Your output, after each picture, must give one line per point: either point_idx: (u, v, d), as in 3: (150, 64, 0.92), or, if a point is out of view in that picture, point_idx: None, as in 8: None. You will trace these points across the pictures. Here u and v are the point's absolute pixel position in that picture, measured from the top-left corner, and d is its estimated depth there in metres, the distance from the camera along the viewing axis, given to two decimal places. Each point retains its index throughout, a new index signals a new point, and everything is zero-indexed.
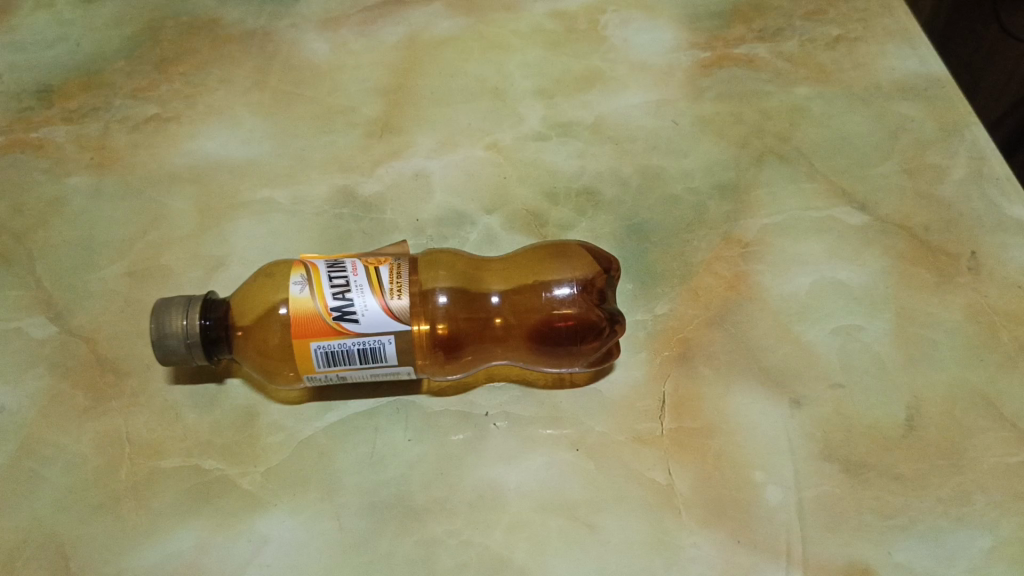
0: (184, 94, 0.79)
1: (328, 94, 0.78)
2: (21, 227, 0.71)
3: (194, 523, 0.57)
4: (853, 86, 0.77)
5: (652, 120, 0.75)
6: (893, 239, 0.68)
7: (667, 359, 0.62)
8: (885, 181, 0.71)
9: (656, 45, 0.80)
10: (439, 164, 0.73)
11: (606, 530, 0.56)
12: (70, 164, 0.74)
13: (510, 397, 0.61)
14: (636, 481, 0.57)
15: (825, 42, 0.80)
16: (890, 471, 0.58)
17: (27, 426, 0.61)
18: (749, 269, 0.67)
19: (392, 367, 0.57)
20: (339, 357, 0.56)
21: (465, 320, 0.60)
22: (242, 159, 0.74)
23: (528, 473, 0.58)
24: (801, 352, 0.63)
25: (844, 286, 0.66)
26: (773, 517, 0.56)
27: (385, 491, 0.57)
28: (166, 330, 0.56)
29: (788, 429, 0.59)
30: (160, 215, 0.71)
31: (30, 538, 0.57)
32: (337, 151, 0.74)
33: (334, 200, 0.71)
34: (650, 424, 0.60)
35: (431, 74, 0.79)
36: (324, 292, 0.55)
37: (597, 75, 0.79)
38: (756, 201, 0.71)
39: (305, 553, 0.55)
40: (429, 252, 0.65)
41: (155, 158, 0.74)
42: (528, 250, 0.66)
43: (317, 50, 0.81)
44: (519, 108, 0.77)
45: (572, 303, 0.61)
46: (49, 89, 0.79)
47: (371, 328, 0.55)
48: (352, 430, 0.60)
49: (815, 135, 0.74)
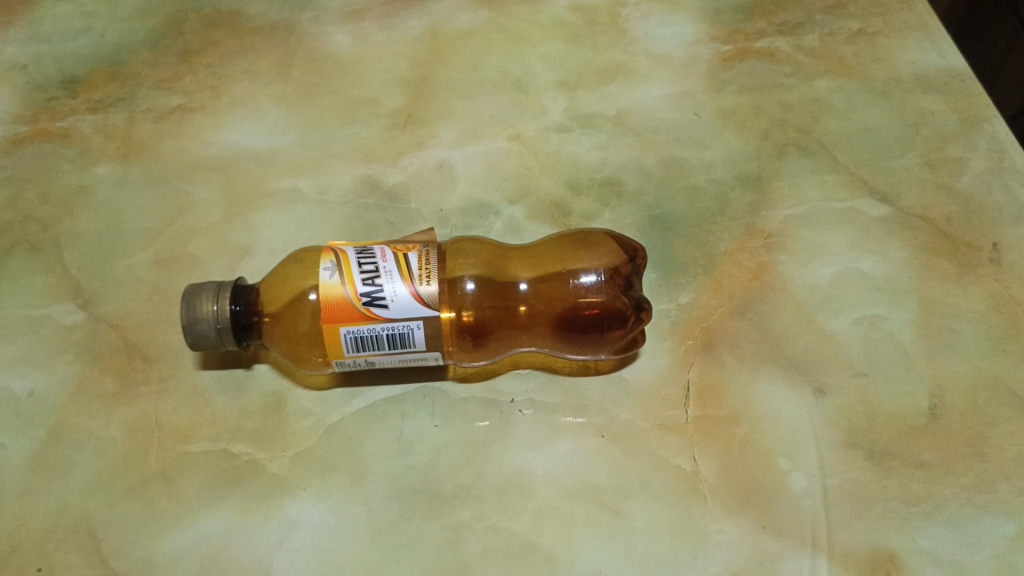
0: (208, 85, 0.79)
1: (351, 86, 0.79)
2: (48, 215, 0.71)
3: (224, 506, 0.57)
4: (873, 80, 0.78)
5: (673, 113, 0.76)
6: (915, 230, 0.68)
7: (691, 348, 0.63)
8: (906, 173, 0.72)
9: (677, 38, 0.81)
10: (462, 155, 0.74)
11: (632, 515, 0.56)
12: (96, 153, 0.75)
13: (535, 384, 0.62)
14: (661, 467, 0.58)
15: (845, 36, 0.81)
16: (914, 459, 0.58)
17: (57, 410, 0.61)
18: (772, 259, 0.67)
19: (420, 353, 0.57)
20: (368, 342, 0.56)
21: (492, 307, 0.60)
22: (267, 150, 0.74)
23: (554, 459, 0.58)
24: (824, 342, 0.63)
25: (866, 277, 0.66)
26: (799, 504, 0.56)
27: (413, 476, 0.58)
28: (196, 315, 0.56)
29: (812, 417, 0.60)
30: (186, 204, 0.71)
31: (62, 521, 0.57)
32: (361, 141, 0.75)
33: (359, 190, 0.72)
34: (675, 411, 0.60)
35: (453, 66, 0.80)
36: (354, 278, 0.55)
37: (619, 67, 0.79)
38: (778, 192, 0.71)
39: (334, 537, 0.56)
40: (457, 239, 0.65)
41: (181, 147, 0.75)
42: (554, 238, 0.66)
43: (339, 42, 0.82)
44: (541, 101, 0.78)
45: (598, 291, 0.61)
46: (74, 80, 0.80)
47: (400, 313, 0.55)
48: (380, 416, 0.60)
49: (836, 128, 0.75)
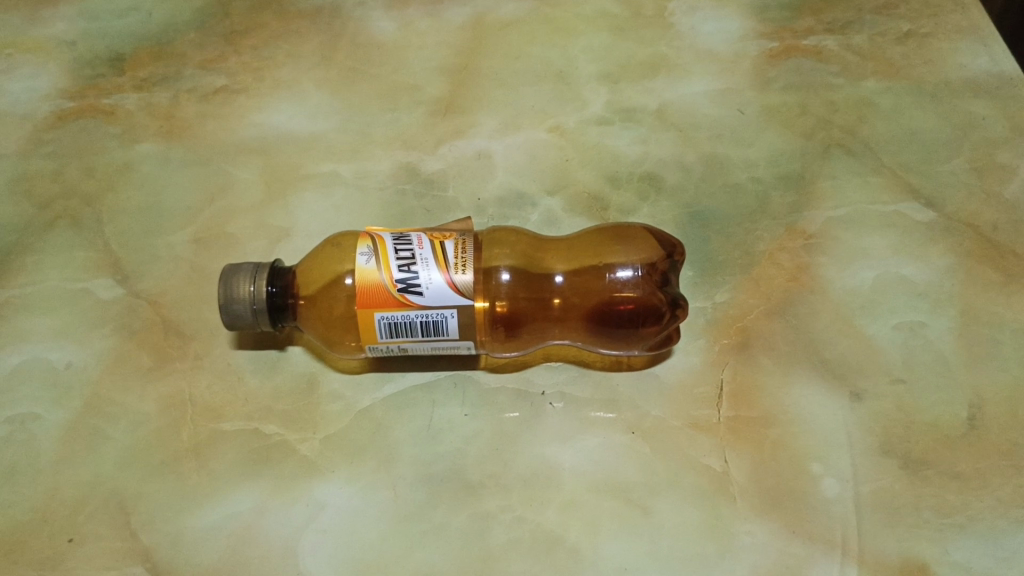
0: (252, 67, 0.79)
1: (393, 72, 0.79)
2: (91, 190, 0.72)
3: (254, 485, 0.58)
4: (922, 82, 0.76)
5: (717, 109, 0.75)
6: (960, 237, 0.67)
7: (726, 347, 0.62)
8: (953, 178, 0.70)
9: (723, 34, 0.80)
10: (502, 145, 0.73)
11: (659, 513, 0.56)
12: (140, 131, 0.76)
13: (567, 377, 0.62)
14: (691, 466, 0.57)
15: (895, 37, 0.79)
16: (950, 469, 0.57)
17: (93, 383, 0.62)
18: (812, 261, 0.66)
19: (452, 341, 0.57)
20: (402, 328, 0.56)
21: (526, 299, 0.60)
22: (308, 133, 0.75)
23: (583, 453, 0.58)
24: (862, 347, 0.62)
25: (907, 282, 0.65)
26: (829, 509, 0.56)
27: (441, 464, 0.58)
28: (234, 296, 0.57)
29: (846, 422, 0.59)
30: (226, 184, 0.72)
31: (94, 493, 0.58)
32: (401, 128, 0.75)
33: (398, 176, 0.72)
34: (707, 411, 0.59)
35: (496, 55, 0.79)
36: (390, 265, 0.55)
37: (663, 61, 0.78)
38: (820, 192, 0.70)
39: (360, 520, 0.56)
40: (493, 229, 0.65)
41: (223, 128, 0.75)
42: (592, 232, 0.66)
43: (383, 28, 0.82)
44: (583, 93, 0.77)
45: (634, 286, 0.60)
46: (121, 58, 0.81)
47: (434, 301, 0.55)
48: (410, 402, 0.61)
49: (882, 130, 0.74)
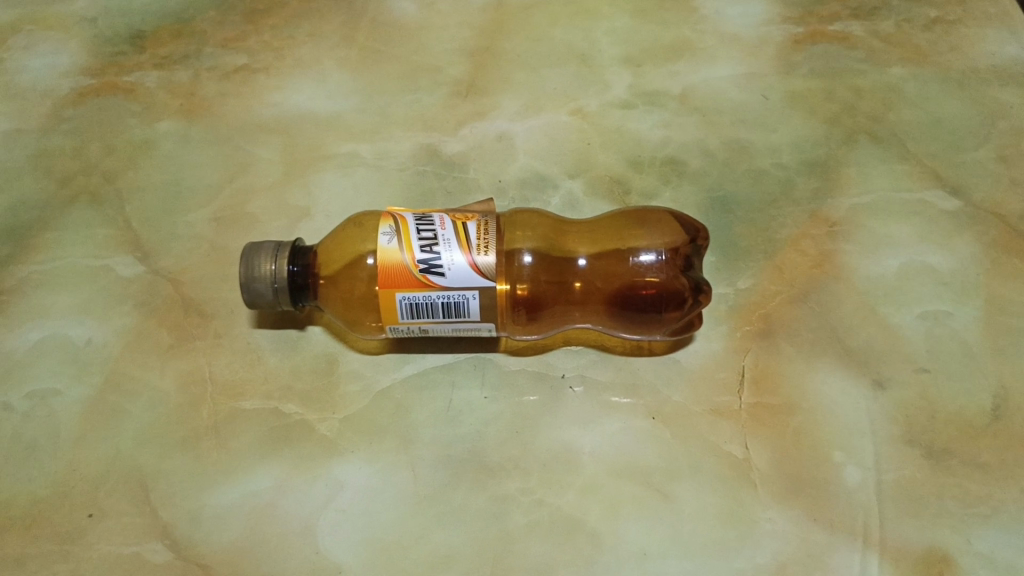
0: (273, 46, 0.79)
1: (414, 53, 0.78)
2: (112, 167, 0.72)
3: (273, 464, 0.58)
4: (949, 69, 0.75)
5: (741, 93, 0.74)
6: (986, 225, 0.66)
7: (749, 333, 0.62)
8: (979, 166, 0.70)
9: (748, 18, 0.79)
10: (523, 128, 0.73)
11: (680, 499, 0.55)
12: (160, 109, 0.75)
13: (587, 361, 0.61)
14: (712, 452, 0.57)
15: (922, 23, 0.78)
16: (973, 460, 0.56)
17: (114, 360, 0.62)
18: (836, 247, 0.66)
19: (474, 323, 0.57)
20: (423, 309, 0.56)
21: (547, 282, 0.60)
22: (329, 113, 0.74)
23: (603, 437, 0.58)
24: (886, 335, 0.61)
25: (932, 270, 0.64)
26: (851, 497, 0.55)
27: (461, 446, 0.58)
28: (255, 274, 0.57)
29: (869, 410, 0.58)
30: (246, 163, 0.72)
31: (114, 469, 0.58)
32: (422, 109, 0.74)
33: (419, 157, 0.71)
34: (729, 397, 0.59)
35: (518, 37, 0.79)
36: (413, 245, 0.55)
37: (686, 45, 0.78)
38: (845, 179, 0.69)
39: (379, 501, 0.56)
40: (516, 210, 0.64)
41: (244, 107, 0.75)
42: (615, 215, 0.65)
43: (404, 9, 0.81)
44: (606, 75, 0.76)
45: (657, 270, 0.60)
46: (141, 36, 0.80)
47: (456, 282, 0.55)
48: (430, 384, 0.60)
49: (908, 117, 0.73)
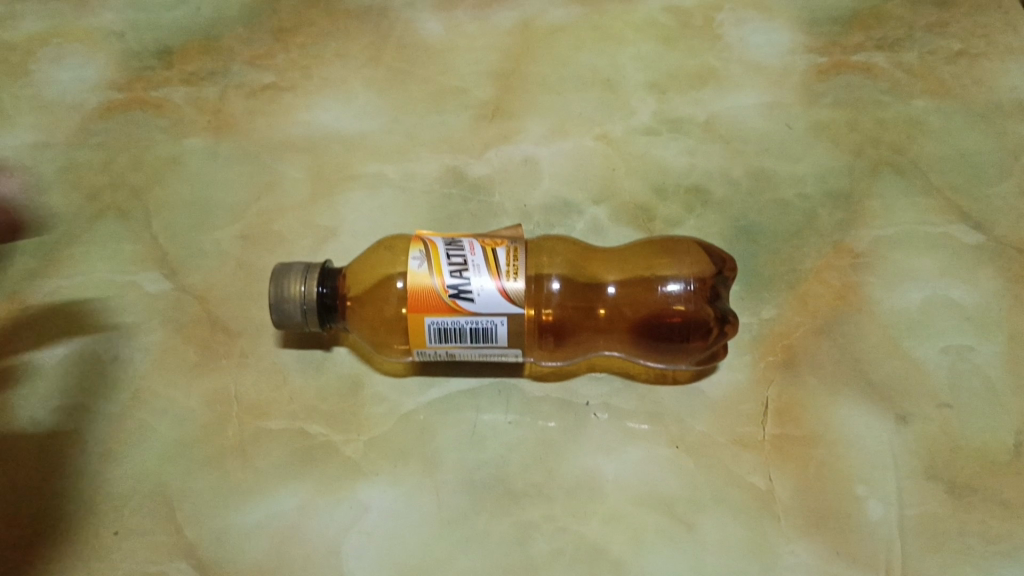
0: (300, 65, 0.80)
1: (440, 74, 0.79)
2: (139, 182, 0.73)
3: (298, 485, 0.58)
4: (972, 103, 0.76)
5: (764, 122, 0.75)
6: (1008, 260, 0.67)
7: (772, 364, 0.62)
8: (1001, 201, 0.70)
9: (772, 47, 0.79)
10: (548, 152, 0.73)
11: (702, 529, 0.56)
12: (188, 125, 0.76)
13: (611, 388, 0.61)
14: (735, 483, 0.57)
15: (946, 55, 0.79)
16: (996, 496, 0.57)
17: (140, 376, 0.63)
18: (859, 279, 0.66)
19: (501, 349, 0.57)
20: (451, 334, 0.56)
21: (573, 309, 0.60)
22: (355, 132, 0.75)
23: (627, 465, 0.58)
24: (909, 369, 0.62)
25: (955, 305, 0.65)
26: (873, 532, 0.55)
27: (485, 471, 0.58)
28: (284, 295, 0.57)
29: (892, 445, 0.59)
30: (273, 182, 0.72)
31: (139, 486, 0.58)
32: (448, 131, 0.75)
33: (444, 180, 0.72)
34: (752, 427, 0.59)
35: (544, 61, 0.79)
36: (443, 270, 0.55)
37: (711, 73, 0.78)
38: (868, 211, 0.70)
39: (403, 524, 0.56)
40: (546, 236, 0.65)
41: (271, 124, 0.76)
42: (643, 245, 0.66)
43: (430, 30, 0.82)
44: (631, 101, 0.77)
45: (683, 300, 0.60)
46: (169, 51, 0.81)
47: (485, 307, 0.55)
48: (454, 407, 0.61)
49: (931, 150, 0.73)
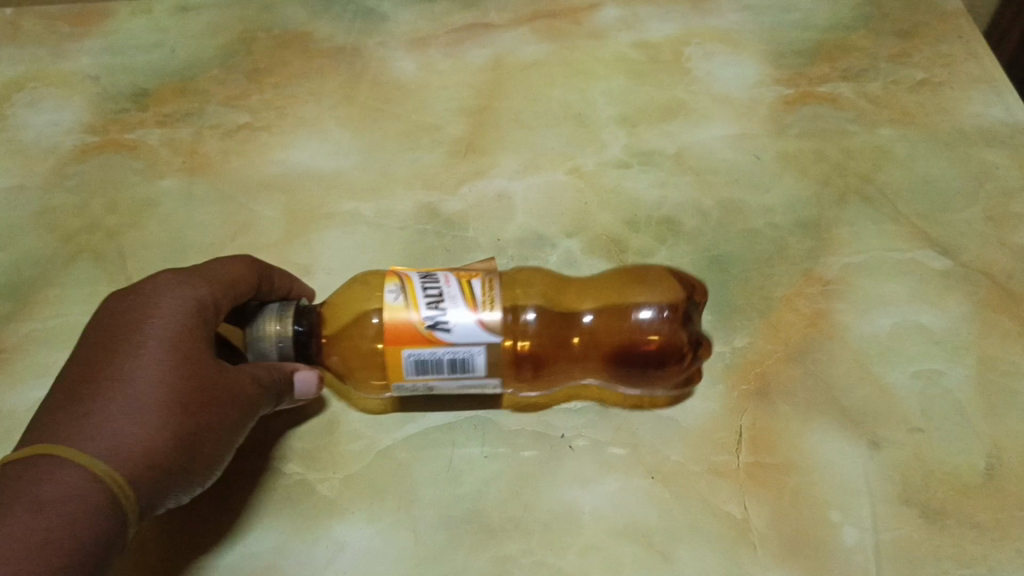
0: (275, 105, 0.80)
1: (414, 112, 0.80)
2: (114, 224, 0.73)
3: (274, 525, 0.58)
4: (937, 130, 0.77)
5: (734, 153, 0.76)
6: (975, 285, 0.68)
7: (745, 393, 0.62)
8: (967, 226, 0.71)
9: (740, 80, 0.81)
10: (521, 186, 0.74)
11: (680, 560, 0.56)
12: (163, 167, 0.76)
13: (586, 420, 0.62)
14: (711, 513, 0.57)
15: (909, 85, 0.80)
16: (970, 519, 0.57)
17: None
18: (830, 307, 0.67)
19: (479, 379, 0.57)
20: (429, 366, 0.56)
21: (548, 339, 0.61)
22: (330, 171, 0.76)
23: (603, 497, 0.58)
24: (881, 394, 0.62)
25: (924, 330, 0.66)
26: (850, 559, 0.56)
27: (462, 506, 0.58)
28: (259, 334, 0.55)
29: (865, 470, 0.59)
30: (248, 222, 0.73)
31: None
32: (423, 167, 0.76)
33: (419, 216, 0.73)
34: (727, 456, 0.60)
35: (516, 97, 0.81)
36: (419, 303, 0.55)
37: (680, 106, 0.80)
38: (837, 239, 0.71)
39: (380, 561, 0.56)
40: (513, 273, 0.67)
41: (246, 164, 0.76)
42: (609, 276, 0.68)
43: (404, 68, 0.83)
44: (602, 135, 0.78)
45: (656, 325, 0.61)
46: (144, 93, 0.81)
47: (462, 338, 0.55)
48: (430, 443, 0.61)
49: (898, 177, 0.74)
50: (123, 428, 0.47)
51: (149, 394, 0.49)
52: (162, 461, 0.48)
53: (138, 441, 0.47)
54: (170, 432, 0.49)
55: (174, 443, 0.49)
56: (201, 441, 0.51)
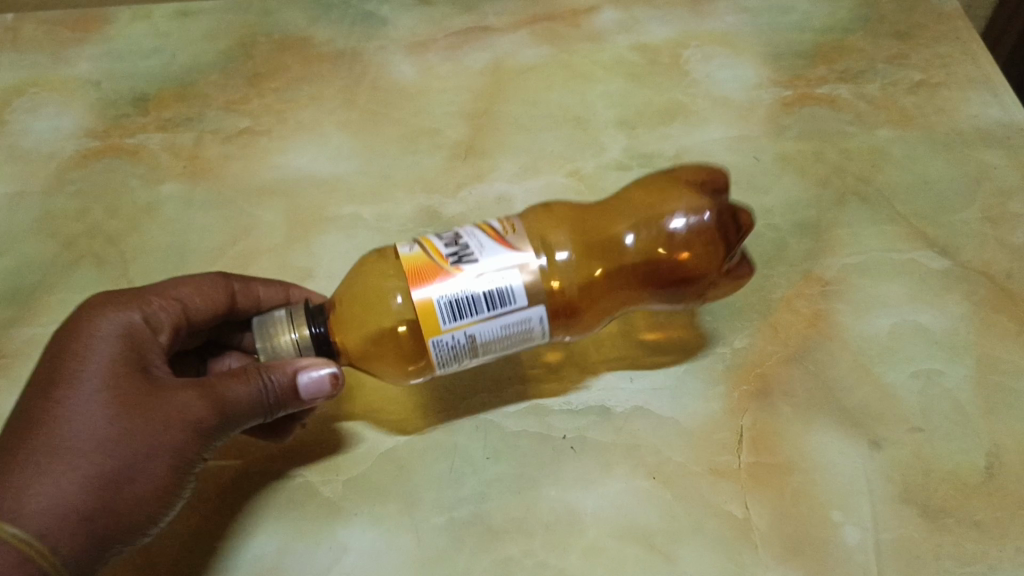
0: (275, 109, 0.81)
1: (414, 116, 0.80)
2: (115, 229, 0.73)
3: (278, 528, 0.58)
4: (935, 131, 0.77)
5: (732, 155, 0.76)
6: (974, 285, 0.68)
7: (745, 394, 0.63)
8: (965, 227, 0.71)
9: (738, 82, 0.81)
10: (521, 189, 0.75)
11: (682, 560, 0.56)
12: (164, 171, 0.77)
13: (588, 422, 0.62)
14: (713, 513, 0.58)
15: (907, 86, 0.81)
16: (970, 518, 0.57)
17: None
18: (829, 307, 0.67)
19: (522, 312, 0.53)
20: (465, 306, 0.52)
21: (586, 279, 0.58)
22: (330, 175, 0.76)
23: (605, 498, 0.59)
24: (881, 394, 0.63)
25: (924, 330, 0.66)
26: (851, 558, 0.56)
27: (464, 508, 0.58)
28: (276, 348, 0.54)
29: (865, 470, 0.59)
30: (249, 226, 0.73)
31: None
32: (423, 171, 0.76)
33: (419, 219, 0.73)
34: (728, 457, 0.60)
35: (515, 100, 0.81)
36: (439, 249, 0.54)
37: (679, 108, 0.80)
38: (836, 240, 0.71)
39: (383, 563, 0.56)
40: (534, 209, 0.63)
41: (247, 169, 0.76)
42: (629, 196, 0.64)
43: (403, 72, 0.83)
44: (601, 137, 0.78)
45: (692, 229, 0.58)
46: (145, 98, 0.82)
47: (491, 264, 0.52)
48: (432, 445, 0.61)
49: (896, 178, 0.75)
50: (34, 482, 0.48)
51: (68, 437, 0.49)
52: (81, 509, 0.48)
53: (53, 492, 0.47)
54: (94, 474, 0.48)
55: (93, 485, 0.48)
56: (133, 476, 0.49)
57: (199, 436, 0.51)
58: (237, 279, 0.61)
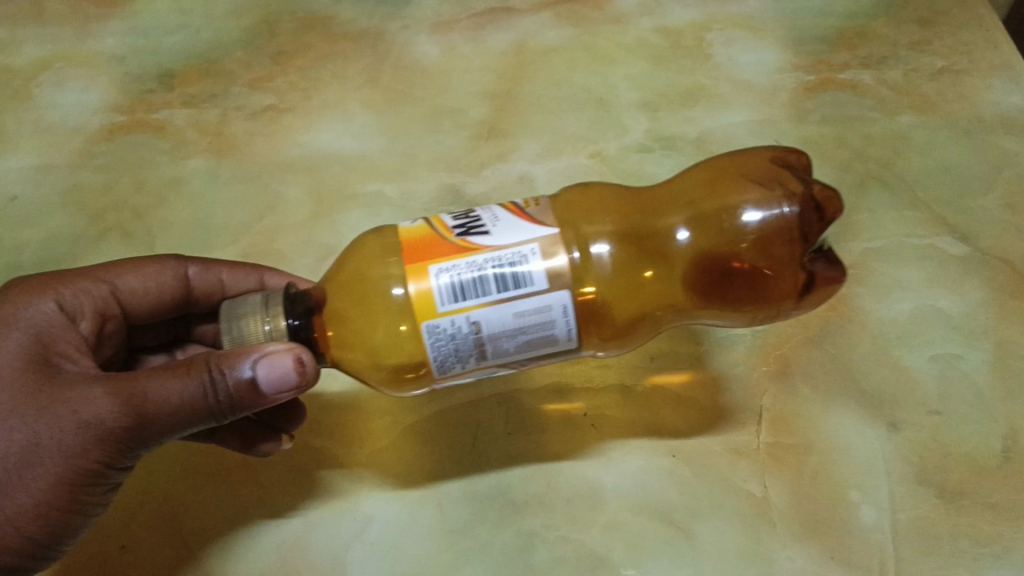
0: (299, 87, 0.81)
1: (437, 95, 0.80)
2: (142, 205, 0.74)
3: (304, 498, 0.59)
4: (957, 118, 0.78)
5: (754, 140, 0.77)
6: (994, 271, 0.68)
7: (766, 374, 0.63)
8: (986, 213, 0.72)
9: (761, 66, 0.82)
10: (544, 170, 0.75)
11: (700, 537, 0.57)
12: (189, 147, 0.77)
13: (609, 400, 0.63)
14: (731, 491, 0.59)
15: (930, 72, 0.81)
16: (985, 499, 0.58)
17: None
18: (850, 291, 0.67)
19: (537, 294, 0.48)
20: (470, 284, 0.47)
21: (626, 284, 0.54)
22: (354, 153, 0.76)
23: (625, 475, 0.59)
24: (899, 377, 0.63)
25: (943, 314, 0.66)
26: (868, 537, 0.57)
27: (486, 482, 0.59)
28: (245, 338, 0.51)
29: (883, 451, 0.60)
30: (274, 202, 0.74)
31: (147, 501, 0.59)
32: (446, 151, 0.76)
33: (442, 199, 0.74)
34: (747, 436, 0.61)
35: (538, 81, 0.81)
36: (447, 223, 0.51)
37: (701, 91, 0.80)
38: (857, 224, 0.71)
39: (407, 535, 0.58)
40: (577, 189, 0.58)
41: (272, 145, 0.77)
42: (694, 178, 0.58)
43: (426, 52, 0.83)
44: (623, 119, 0.79)
45: (762, 228, 0.52)
46: (170, 74, 0.82)
47: (501, 237, 0.49)
48: (455, 420, 0.62)
49: (917, 164, 0.75)
50: None
51: None
52: None
53: None
54: None
55: None
56: (22, 480, 0.47)
57: (104, 442, 0.48)
58: (196, 261, 0.63)
